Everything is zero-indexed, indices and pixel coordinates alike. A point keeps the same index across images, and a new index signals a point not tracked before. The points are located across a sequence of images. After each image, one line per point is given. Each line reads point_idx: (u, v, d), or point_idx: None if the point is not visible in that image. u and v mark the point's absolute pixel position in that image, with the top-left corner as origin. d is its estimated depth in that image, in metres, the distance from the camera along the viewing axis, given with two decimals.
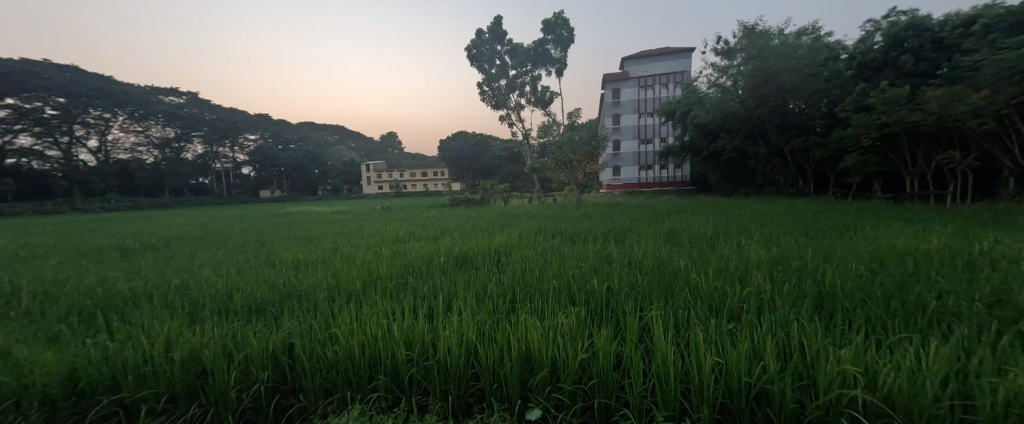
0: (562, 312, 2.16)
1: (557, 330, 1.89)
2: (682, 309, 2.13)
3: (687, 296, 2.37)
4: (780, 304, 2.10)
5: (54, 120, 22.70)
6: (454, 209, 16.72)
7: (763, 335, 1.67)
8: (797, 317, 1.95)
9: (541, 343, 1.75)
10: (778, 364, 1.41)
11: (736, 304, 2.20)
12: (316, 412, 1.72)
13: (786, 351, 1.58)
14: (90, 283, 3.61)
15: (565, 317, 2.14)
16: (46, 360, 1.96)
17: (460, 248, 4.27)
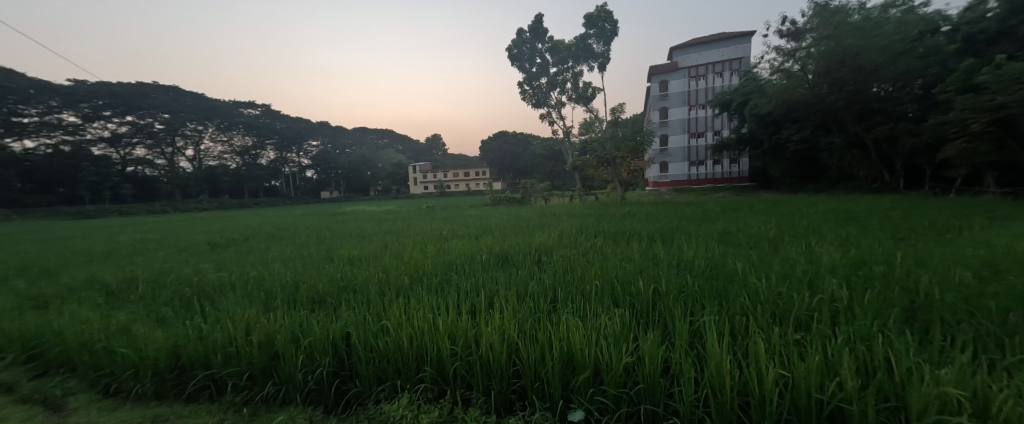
0: (605, 313, 2.11)
1: (602, 332, 1.85)
2: (739, 316, 1.98)
3: (745, 302, 2.19)
4: (860, 314, 1.87)
5: (161, 133, 27.49)
6: (494, 207, 17.00)
7: (837, 348, 1.50)
8: (882, 330, 1.72)
9: (583, 344, 1.73)
10: (859, 382, 1.26)
11: (805, 312, 2.00)
12: (371, 398, 1.87)
13: (865, 367, 1.41)
14: (188, 272, 4.21)
15: (609, 318, 2.09)
16: (156, 337, 2.33)
17: (501, 247, 4.34)
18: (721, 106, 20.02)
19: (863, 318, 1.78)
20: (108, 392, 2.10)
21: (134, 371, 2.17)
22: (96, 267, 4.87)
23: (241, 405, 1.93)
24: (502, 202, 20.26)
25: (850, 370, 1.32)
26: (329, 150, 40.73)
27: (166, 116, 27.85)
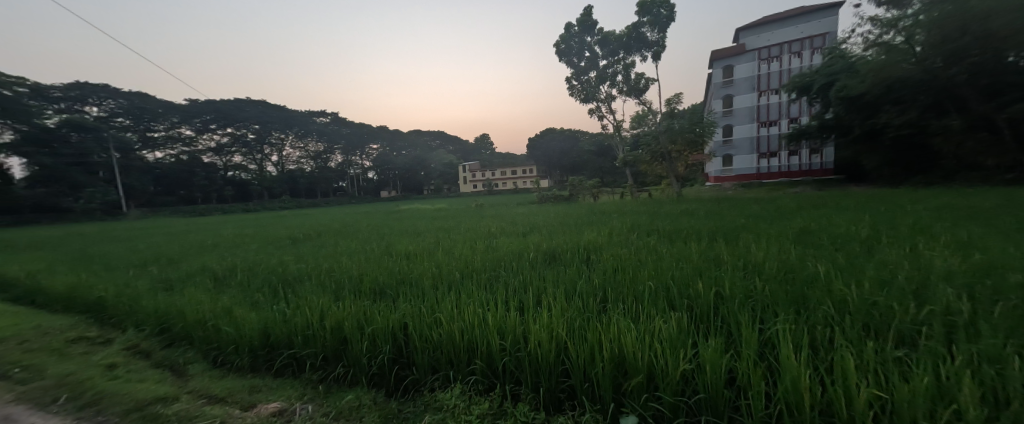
0: (660, 316, 2.01)
1: (657, 335, 1.76)
2: (818, 326, 1.77)
3: (827, 310, 1.95)
4: (987, 331, 1.55)
5: (253, 142, 31.93)
6: (540, 205, 16.87)
7: (951, 370, 1.27)
8: (1018, 351, 1.41)
9: (636, 347, 1.67)
10: (982, 413, 1.06)
11: (908, 326, 1.71)
12: (426, 386, 2.00)
13: (992, 397, 1.17)
14: (273, 263, 4.84)
15: (663, 321, 1.99)
16: (251, 317, 2.71)
17: (548, 245, 4.33)
18: (799, 90, 17.82)
19: (988, 336, 1.48)
20: (217, 363, 2.51)
21: (235, 347, 2.56)
22: (202, 257, 5.79)
23: (318, 383, 2.19)
24: (550, 199, 20.07)
25: (970, 398, 1.11)
26: (388, 152, 43.44)
27: (257, 127, 31.92)
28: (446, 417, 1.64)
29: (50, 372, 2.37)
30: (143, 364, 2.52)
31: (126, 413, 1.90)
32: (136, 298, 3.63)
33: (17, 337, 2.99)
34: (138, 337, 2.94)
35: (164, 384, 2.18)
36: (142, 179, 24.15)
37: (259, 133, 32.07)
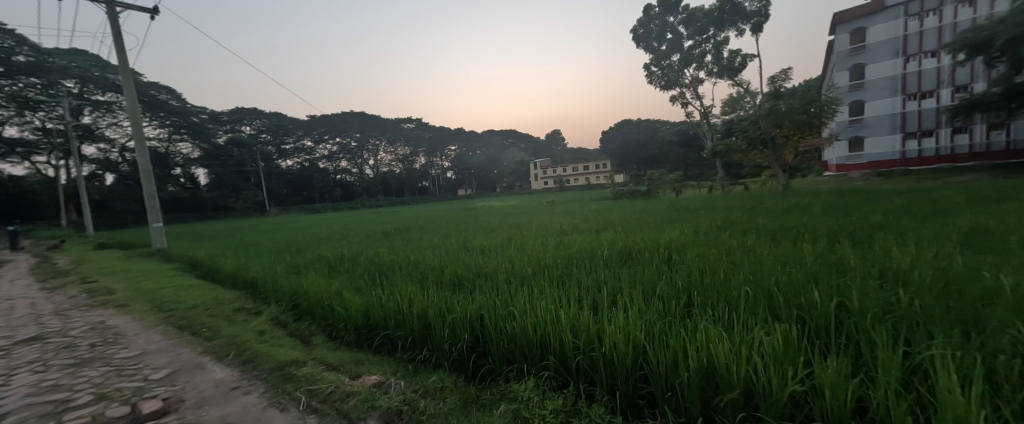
0: (762, 326, 1.74)
1: (756, 347, 1.53)
2: (1000, 353, 1.34)
3: (1015, 332, 1.46)
4: None
5: (356, 149, 36.76)
6: (612, 202, 16.04)
7: None
8: None
9: (728, 359, 1.48)
10: None
11: None
12: (501, 375, 2.07)
13: None
14: (369, 254, 5.53)
15: (765, 332, 1.72)
16: (354, 300, 3.12)
17: (624, 243, 4.09)
18: (968, 50, 13.72)
19: None
20: (332, 337, 2.99)
21: (344, 324, 2.99)
22: (317, 248, 6.90)
23: (408, 362, 2.45)
24: (625, 195, 18.95)
25: None
26: (465, 152, 45.70)
27: (358, 136, 36.65)
28: (521, 408, 1.67)
29: (222, 333, 3.12)
30: (281, 332, 3.13)
31: (271, 371, 2.40)
32: (273, 277, 4.52)
33: (201, 305, 3.99)
34: (277, 311, 3.66)
35: (295, 350, 2.69)
36: (277, 183, 29.73)
37: (360, 141, 36.79)
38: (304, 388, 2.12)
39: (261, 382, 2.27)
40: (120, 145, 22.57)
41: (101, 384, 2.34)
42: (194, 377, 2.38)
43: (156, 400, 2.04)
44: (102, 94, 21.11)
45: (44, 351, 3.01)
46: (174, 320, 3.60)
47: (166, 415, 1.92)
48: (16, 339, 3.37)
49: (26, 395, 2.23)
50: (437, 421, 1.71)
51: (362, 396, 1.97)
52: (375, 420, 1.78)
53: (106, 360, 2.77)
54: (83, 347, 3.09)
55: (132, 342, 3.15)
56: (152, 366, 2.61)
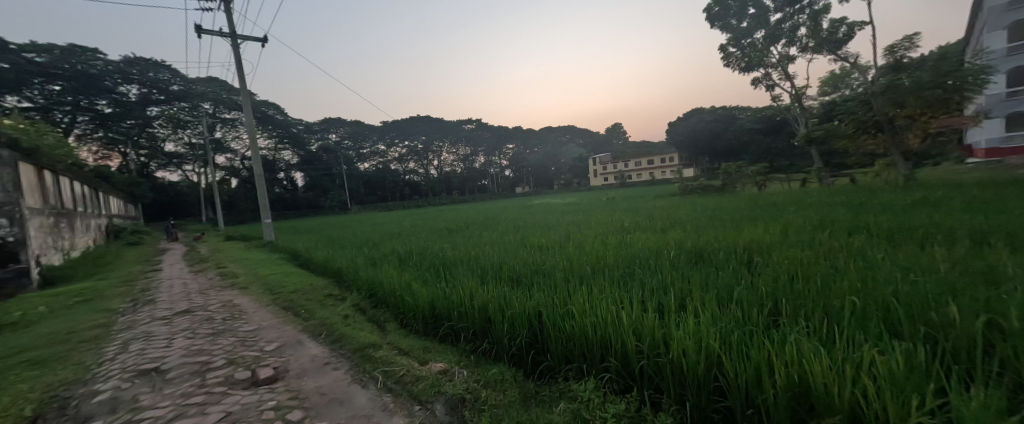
0: (872, 343, 1.46)
1: (867, 368, 1.27)
2: None
3: None
4: None
5: (422, 151, 38.92)
6: (681, 198, 14.92)
7: None
8: None
9: (827, 378, 1.25)
10: None
11: None
12: (560, 374, 2.02)
13: None
14: (436, 249, 5.81)
15: (877, 350, 1.43)
16: (421, 291, 3.29)
17: (693, 242, 3.76)
18: None
19: None
20: (402, 325, 3.21)
21: (412, 313, 3.18)
22: (390, 243, 7.44)
23: (470, 353, 2.52)
24: (697, 191, 17.48)
25: None
26: (523, 150, 45.84)
27: (424, 138, 38.76)
28: (580, 409, 1.61)
29: (315, 315, 3.53)
30: (361, 317, 3.44)
31: (352, 352, 2.64)
32: (355, 266, 4.97)
33: (300, 291, 4.56)
34: (358, 298, 4.02)
35: (373, 335, 2.94)
36: (356, 184, 32.85)
37: (426, 143, 38.85)
38: (380, 369, 2.31)
39: (345, 360, 2.54)
40: (242, 154, 27.08)
41: (230, 351, 2.82)
42: (295, 351, 2.76)
43: (267, 369, 2.41)
44: (228, 112, 25.49)
45: (191, 322, 3.70)
46: (281, 302, 4.17)
47: (275, 382, 2.26)
48: (173, 311, 4.18)
49: (181, 356, 2.78)
50: (496, 413, 1.72)
51: (428, 382, 2.08)
52: (440, 405, 1.88)
53: (234, 331, 3.33)
54: (218, 320, 3.73)
55: (252, 318, 3.73)
56: (266, 339, 3.07)
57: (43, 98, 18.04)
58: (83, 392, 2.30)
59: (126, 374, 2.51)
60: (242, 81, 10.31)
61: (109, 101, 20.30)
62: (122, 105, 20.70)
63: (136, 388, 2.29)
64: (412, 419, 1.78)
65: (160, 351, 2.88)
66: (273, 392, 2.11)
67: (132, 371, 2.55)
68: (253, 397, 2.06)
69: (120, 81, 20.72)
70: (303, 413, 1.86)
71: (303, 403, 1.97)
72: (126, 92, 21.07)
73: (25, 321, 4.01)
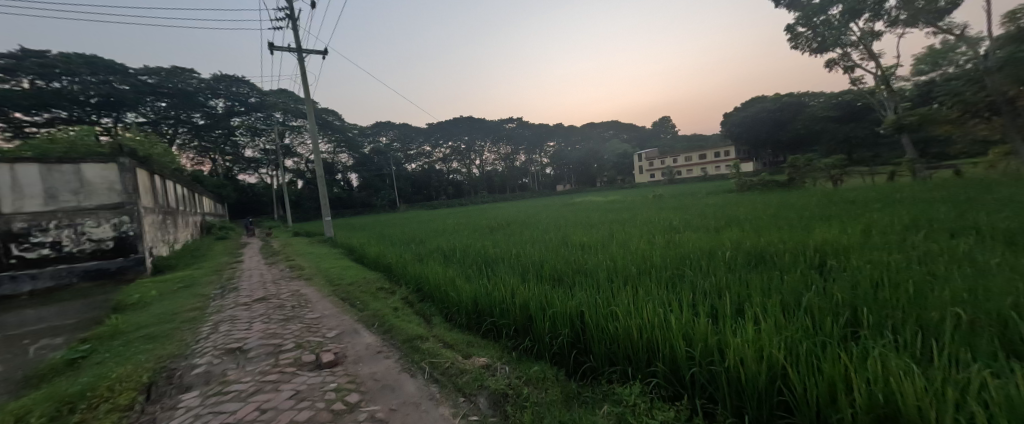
0: (983, 365, 1.23)
1: (975, 393, 1.07)
2: None
3: None
4: None
5: (464, 151, 39.80)
6: (739, 194, 13.89)
7: None
8: None
9: (921, 398, 1.08)
10: None
11: None
12: (603, 376, 1.95)
13: None
14: (478, 246, 5.92)
15: (989, 373, 1.21)
16: (464, 287, 3.35)
17: (751, 243, 3.46)
18: None
19: None
20: (447, 319, 3.30)
21: (457, 308, 3.26)
22: (435, 240, 7.69)
23: (511, 350, 2.53)
24: (757, 186, 16.12)
25: None
26: (564, 147, 45.16)
27: (467, 138, 39.59)
28: (626, 414, 1.53)
29: (369, 306, 3.75)
30: (410, 311, 3.60)
31: (401, 343, 2.76)
32: (404, 261, 5.20)
33: (356, 283, 4.87)
34: (406, 292, 4.20)
35: (420, 327, 3.05)
36: (403, 184, 34.43)
37: (468, 143, 39.70)
38: (426, 360, 2.39)
39: (396, 350, 2.66)
40: (308, 158, 29.50)
41: (298, 336, 3.08)
42: (352, 339, 2.95)
43: (328, 353, 2.60)
44: (296, 120, 27.79)
45: (266, 308, 4.10)
46: (340, 293, 4.49)
47: (336, 366, 2.42)
48: (253, 297, 4.66)
49: (259, 337, 3.08)
50: (539, 411, 1.70)
51: (472, 375, 2.11)
52: (484, 399, 1.90)
53: (301, 317, 3.63)
54: (288, 307, 4.09)
55: (316, 307, 4.05)
56: (328, 326, 3.31)
57: (155, 114, 21.24)
58: (184, 365, 2.66)
59: (216, 351, 2.85)
60: (306, 91, 11.20)
61: (202, 115, 23.27)
62: (212, 117, 23.63)
63: (224, 364, 2.60)
64: (458, 410, 1.82)
65: (242, 333, 3.23)
66: (334, 375, 2.27)
67: (221, 349, 2.88)
68: (317, 378, 2.23)
69: (211, 96, 23.62)
70: (360, 396, 1.98)
71: (360, 387, 2.09)
72: (215, 106, 23.94)
73: (140, 303, 4.71)
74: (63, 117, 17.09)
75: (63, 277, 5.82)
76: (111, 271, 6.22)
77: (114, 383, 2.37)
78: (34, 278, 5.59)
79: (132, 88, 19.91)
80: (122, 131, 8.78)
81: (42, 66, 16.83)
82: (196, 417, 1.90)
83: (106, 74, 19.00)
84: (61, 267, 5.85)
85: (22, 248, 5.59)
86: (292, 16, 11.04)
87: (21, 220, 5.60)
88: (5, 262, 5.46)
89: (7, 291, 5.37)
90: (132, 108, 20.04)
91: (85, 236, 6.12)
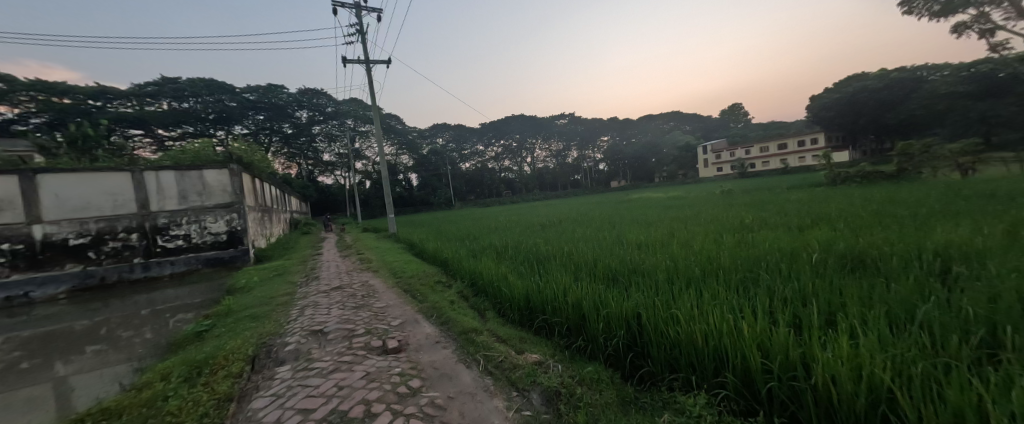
0: None
1: None
2: None
3: None
4: None
5: (516, 149, 40.07)
6: (828, 188, 12.19)
7: None
8: None
9: None
10: None
11: None
12: (663, 383, 1.81)
13: None
14: (530, 243, 5.90)
15: None
16: (517, 283, 3.36)
17: (846, 245, 2.99)
18: None
19: None
20: (500, 314, 3.34)
21: (509, 304, 3.28)
22: (488, 237, 7.84)
23: (564, 348, 2.47)
24: (852, 178, 14.00)
25: None
26: (619, 142, 43.26)
27: (518, 136, 39.80)
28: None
29: (428, 298, 3.93)
30: (465, 304, 3.71)
31: (457, 334, 2.84)
32: (460, 257, 5.36)
33: (417, 276, 5.17)
34: (461, 286, 4.33)
35: (475, 321, 3.12)
36: (458, 182, 35.74)
37: (520, 141, 39.90)
38: (481, 352, 2.44)
39: (453, 341, 2.75)
40: (375, 160, 31.54)
41: (368, 323, 3.32)
42: (414, 328, 3.11)
43: (393, 340, 2.77)
44: (364, 126, 30.09)
45: (341, 296, 4.51)
46: (403, 285, 4.79)
47: (400, 353, 2.57)
48: (331, 286, 5.15)
49: (336, 322, 3.38)
50: (593, 412, 1.64)
51: (525, 370, 2.10)
52: (537, 395, 1.88)
53: (370, 306, 3.93)
54: (359, 296, 4.46)
55: (382, 297, 4.35)
56: (393, 316, 3.53)
57: (255, 127, 24.63)
58: (279, 342, 3.02)
59: (303, 332, 3.18)
60: (373, 98, 12.01)
61: (291, 125, 26.17)
62: (298, 127, 26.46)
63: (309, 343, 2.89)
64: (511, 404, 1.82)
65: (320, 317, 3.58)
66: (398, 361, 2.41)
67: (307, 330, 3.22)
68: (383, 362, 2.38)
69: (297, 108, 26.34)
70: (421, 382, 2.07)
71: (421, 373, 2.20)
72: (300, 116, 26.68)
73: (246, 286, 5.46)
74: (191, 132, 21.43)
75: (192, 263, 6.98)
76: (225, 259, 7.35)
77: (228, 353, 2.78)
78: (173, 264, 6.78)
79: (238, 104, 23.33)
80: (231, 141, 10.23)
81: (177, 91, 21.23)
82: (288, 388, 2.14)
83: (220, 94, 22.66)
84: (190, 255, 6.99)
85: (164, 239, 6.79)
86: (362, 31, 11.95)
87: (163, 216, 6.81)
88: (153, 250, 6.66)
89: (155, 273, 6.60)
90: (237, 121, 23.47)
91: (206, 230, 7.21)
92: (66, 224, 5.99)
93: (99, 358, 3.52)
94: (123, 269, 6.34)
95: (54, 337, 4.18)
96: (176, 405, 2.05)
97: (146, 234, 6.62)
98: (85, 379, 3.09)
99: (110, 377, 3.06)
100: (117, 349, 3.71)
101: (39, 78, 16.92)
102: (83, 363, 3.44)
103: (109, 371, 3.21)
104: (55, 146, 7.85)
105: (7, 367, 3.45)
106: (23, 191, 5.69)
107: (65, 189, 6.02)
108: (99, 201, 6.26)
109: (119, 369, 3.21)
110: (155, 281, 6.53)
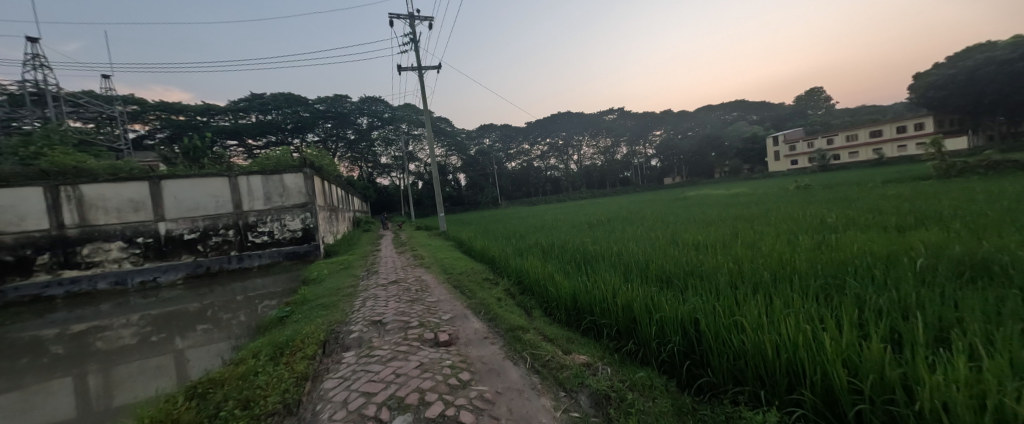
0: None
1: None
2: None
3: None
4: None
5: (562, 146, 39.47)
6: (939, 182, 10.28)
7: None
8: None
9: None
10: None
11: None
12: (725, 395, 1.66)
13: None
14: (574, 243, 5.76)
15: None
16: (564, 282, 3.28)
17: (962, 249, 2.52)
18: None
19: None
20: (547, 313, 3.30)
21: (556, 303, 3.22)
22: (534, 235, 7.81)
23: (613, 351, 2.37)
24: (973, 170, 11.79)
25: None
26: (672, 135, 40.65)
27: (565, 133, 39.09)
28: None
29: (476, 295, 4.01)
30: (511, 302, 3.72)
31: (504, 331, 2.85)
32: (506, 255, 5.40)
33: (466, 272, 5.31)
34: (508, 284, 4.37)
35: (522, 318, 3.13)
36: (504, 182, 36.05)
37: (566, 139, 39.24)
38: (528, 350, 2.41)
39: (500, 338, 2.77)
40: (426, 161, 32.69)
41: (422, 316, 3.47)
42: (463, 323, 3.20)
43: (444, 333, 2.86)
44: (418, 129, 31.33)
45: (397, 289, 4.77)
46: (452, 280, 4.95)
47: (451, 345, 2.66)
48: (388, 280, 5.45)
49: (394, 313, 3.57)
50: (644, 419, 1.55)
51: (572, 371, 2.04)
52: (585, 397, 1.82)
53: (422, 300, 4.11)
54: (412, 290, 4.68)
55: (434, 292, 4.54)
56: (443, 311, 3.64)
57: (324, 134, 27.07)
58: (345, 329, 3.27)
59: (365, 321, 3.41)
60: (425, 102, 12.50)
61: (353, 131, 28.29)
62: (359, 133, 28.53)
63: (370, 332, 3.09)
64: (558, 403, 1.78)
65: (379, 309, 3.80)
66: (449, 353, 2.48)
67: (368, 320, 3.45)
68: (435, 354, 2.46)
69: (358, 115, 28.30)
70: (470, 375, 2.11)
71: (470, 367, 2.23)
72: (362, 122, 28.68)
73: (318, 277, 6.02)
74: (274, 140, 24.51)
75: (275, 256, 7.79)
76: (300, 253, 8.05)
77: (304, 337, 3.06)
78: (260, 257, 7.63)
79: (311, 114, 25.58)
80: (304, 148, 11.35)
81: (263, 105, 24.00)
82: (353, 372, 2.30)
83: (296, 106, 25.05)
84: (274, 250, 7.79)
85: (254, 235, 7.65)
86: (415, 40, 12.48)
87: (252, 215, 7.67)
88: (246, 244, 7.57)
89: (247, 264, 7.51)
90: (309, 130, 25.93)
91: (286, 227, 7.96)
92: (181, 222, 7.09)
93: (207, 335, 4.07)
94: (223, 260, 7.34)
95: (174, 316, 4.92)
96: (264, 380, 2.28)
97: (239, 231, 7.55)
98: (196, 352, 3.58)
99: (215, 352, 3.52)
100: (220, 329, 4.26)
101: (163, 100, 20.72)
102: (195, 339, 3.99)
103: (214, 346, 3.69)
104: (175, 156, 9.50)
105: (142, 339, 4.13)
106: (151, 193, 6.90)
107: (181, 192, 7.14)
108: (205, 202, 7.30)
109: (222, 345, 3.70)
110: (247, 271, 7.43)
